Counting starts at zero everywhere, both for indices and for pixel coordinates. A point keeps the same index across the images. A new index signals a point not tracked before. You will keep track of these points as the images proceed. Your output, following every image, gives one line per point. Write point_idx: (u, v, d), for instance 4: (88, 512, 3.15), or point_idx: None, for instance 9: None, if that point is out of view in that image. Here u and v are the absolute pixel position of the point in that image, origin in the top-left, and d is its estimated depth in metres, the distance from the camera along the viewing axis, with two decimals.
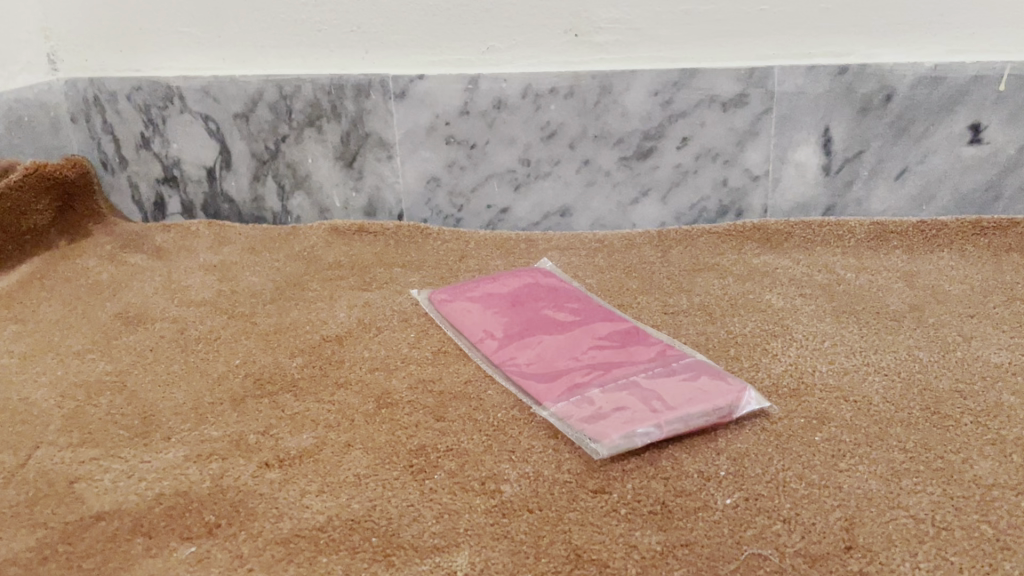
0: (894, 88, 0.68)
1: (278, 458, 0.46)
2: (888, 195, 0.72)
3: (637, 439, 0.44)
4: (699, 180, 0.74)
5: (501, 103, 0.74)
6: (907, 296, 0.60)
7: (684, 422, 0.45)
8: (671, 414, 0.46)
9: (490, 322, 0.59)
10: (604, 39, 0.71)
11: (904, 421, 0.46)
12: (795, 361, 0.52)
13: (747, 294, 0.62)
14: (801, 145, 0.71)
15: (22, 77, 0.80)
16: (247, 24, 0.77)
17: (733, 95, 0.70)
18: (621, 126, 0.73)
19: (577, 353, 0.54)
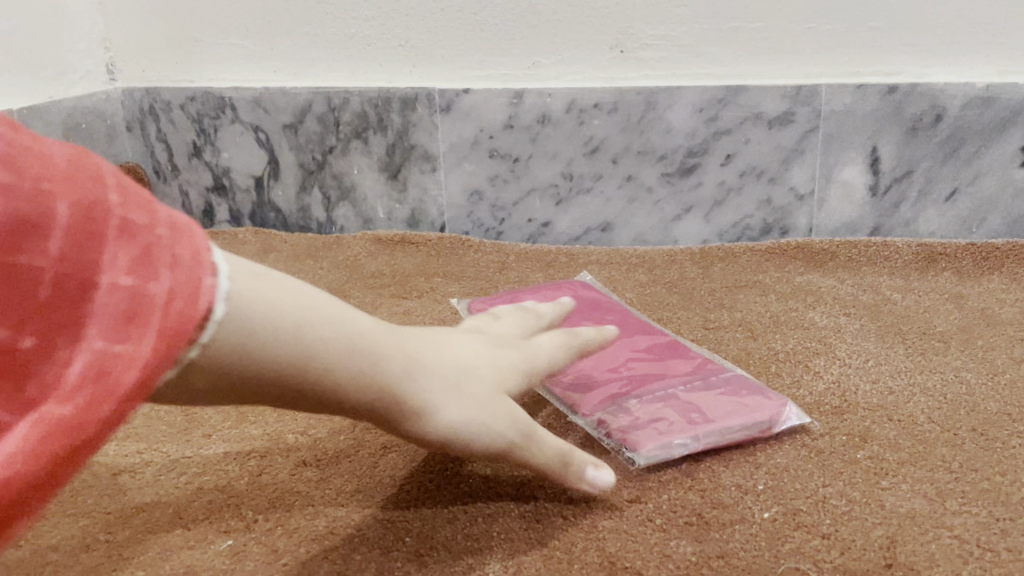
0: (945, 107, 0.67)
1: (316, 457, 0.46)
2: (936, 216, 0.71)
3: (674, 449, 0.44)
4: (743, 198, 0.74)
5: (545, 118, 0.74)
6: (955, 318, 0.59)
7: (723, 434, 0.45)
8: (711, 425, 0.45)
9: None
10: (650, 55, 0.72)
11: (950, 442, 0.44)
12: (838, 379, 0.51)
13: (790, 311, 0.61)
14: (847, 164, 0.71)
15: (81, 86, 0.82)
16: (299, 38, 0.79)
17: (780, 113, 0.70)
18: (665, 143, 0.73)
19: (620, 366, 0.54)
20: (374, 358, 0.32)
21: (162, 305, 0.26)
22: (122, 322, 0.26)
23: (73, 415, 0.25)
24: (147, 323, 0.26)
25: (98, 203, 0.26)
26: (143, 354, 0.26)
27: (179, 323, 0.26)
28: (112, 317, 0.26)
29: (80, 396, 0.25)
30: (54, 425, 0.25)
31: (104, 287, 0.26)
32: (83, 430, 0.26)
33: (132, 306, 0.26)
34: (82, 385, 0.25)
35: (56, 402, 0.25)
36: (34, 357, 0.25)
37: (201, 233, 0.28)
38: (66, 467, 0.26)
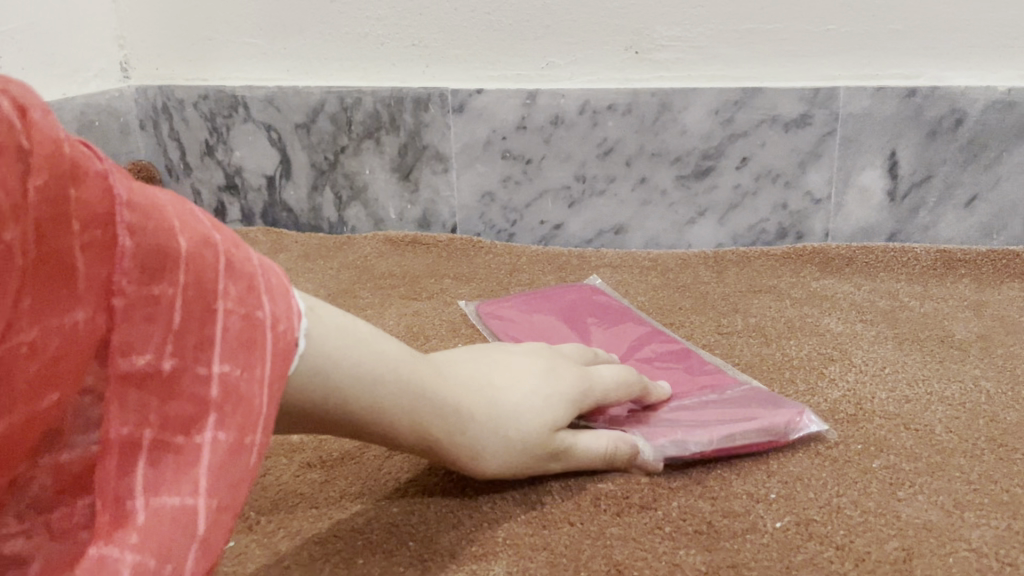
0: (965, 111, 0.66)
1: (321, 459, 0.46)
2: (956, 222, 0.70)
3: (688, 444, 0.43)
4: (758, 202, 0.73)
5: (559, 119, 0.73)
6: (975, 326, 0.58)
7: (737, 431, 0.44)
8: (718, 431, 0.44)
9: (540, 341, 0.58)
10: (665, 56, 0.71)
11: (968, 452, 0.43)
12: (853, 387, 0.50)
13: (805, 317, 0.60)
14: (864, 169, 0.70)
15: (94, 83, 0.83)
16: (313, 37, 0.78)
17: (797, 116, 0.69)
18: (680, 145, 0.72)
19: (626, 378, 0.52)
20: (428, 400, 0.34)
21: (274, 330, 0.28)
22: (250, 347, 0.27)
23: (230, 441, 0.26)
24: (269, 345, 0.27)
25: (209, 236, 0.27)
26: (271, 376, 0.27)
27: (287, 346, 0.28)
28: (244, 343, 0.26)
29: (230, 423, 0.26)
30: (217, 453, 0.25)
31: (227, 316, 0.26)
32: (241, 456, 0.26)
33: (254, 334, 0.27)
34: (233, 414, 0.26)
35: (207, 433, 0.25)
36: (181, 388, 0.25)
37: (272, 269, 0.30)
38: (233, 498, 0.26)
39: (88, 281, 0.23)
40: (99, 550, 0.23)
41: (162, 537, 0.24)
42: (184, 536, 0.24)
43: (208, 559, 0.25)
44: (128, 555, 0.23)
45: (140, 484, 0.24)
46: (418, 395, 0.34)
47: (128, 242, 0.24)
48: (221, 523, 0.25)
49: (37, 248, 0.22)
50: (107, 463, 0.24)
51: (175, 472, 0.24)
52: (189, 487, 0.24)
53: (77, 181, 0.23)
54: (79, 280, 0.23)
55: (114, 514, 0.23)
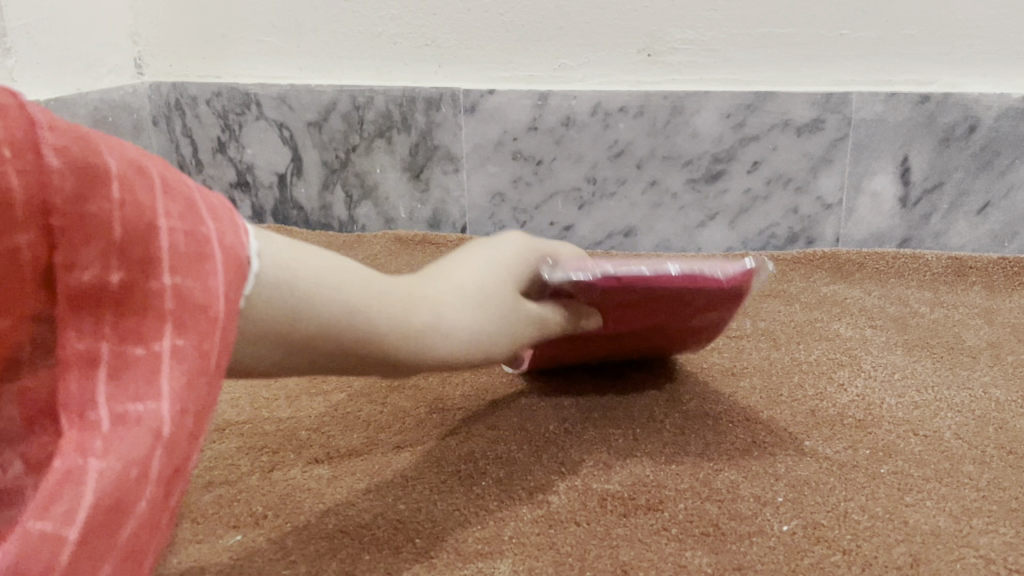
0: (979, 118, 0.65)
1: (328, 455, 0.46)
2: (968, 229, 0.69)
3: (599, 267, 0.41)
4: (769, 206, 0.72)
5: (570, 120, 0.74)
6: (985, 333, 0.57)
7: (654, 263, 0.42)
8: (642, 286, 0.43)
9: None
10: (678, 59, 0.71)
11: (977, 459, 0.43)
12: (862, 392, 0.50)
13: (814, 322, 0.60)
14: (877, 174, 0.69)
15: (109, 79, 0.83)
16: (327, 35, 0.79)
17: (809, 120, 0.69)
18: (691, 148, 0.72)
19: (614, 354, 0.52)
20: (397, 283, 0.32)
21: (222, 245, 0.26)
22: (202, 257, 0.25)
23: (190, 348, 0.25)
24: (221, 255, 0.26)
25: (140, 160, 0.26)
26: (228, 285, 0.26)
27: (241, 253, 0.27)
28: (194, 254, 0.25)
29: (189, 330, 0.25)
30: (178, 360, 0.25)
31: (172, 230, 0.25)
32: (204, 366, 0.25)
33: (203, 244, 0.26)
34: (190, 323, 0.25)
35: (165, 341, 0.24)
36: (133, 301, 0.24)
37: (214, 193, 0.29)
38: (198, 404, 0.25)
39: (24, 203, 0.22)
40: (70, 461, 0.23)
41: (130, 442, 0.23)
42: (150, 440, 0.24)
43: (176, 461, 0.25)
44: (96, 460, 0.23)
45: (102, 394, 0.24)
46: (418, 303, 0.32)
47: (56, 160, 0.23)
48: (186, 426, 0.25)
49: None
50: (68, 375, 0.23)
51: (138, 382, 0.24)
52: (150, 393, 0.24)
53: None
54: (16, 203, 0.22)
55: (80, 426, 0.23)
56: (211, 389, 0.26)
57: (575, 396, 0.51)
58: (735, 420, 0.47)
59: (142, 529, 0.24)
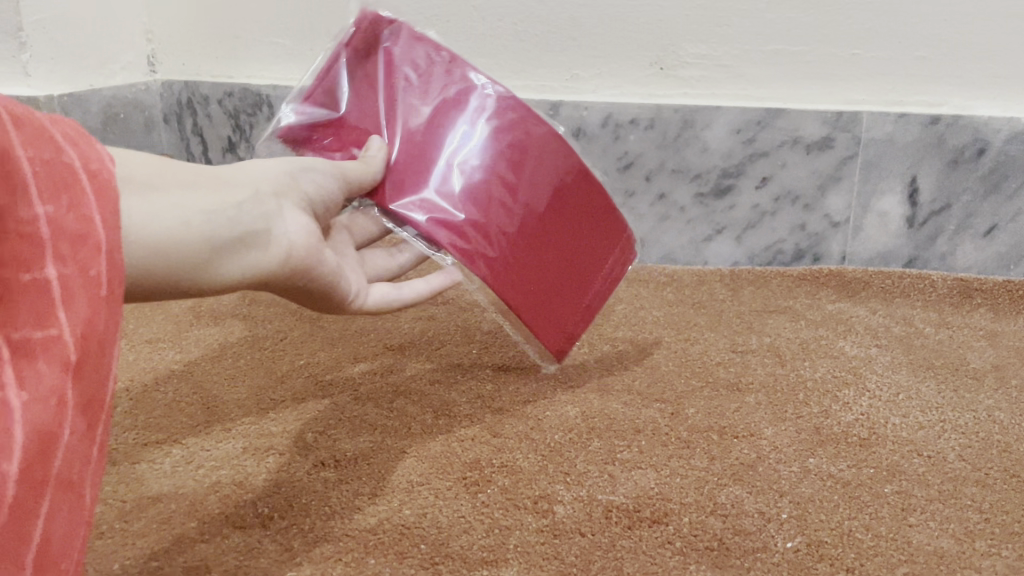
0: (987, 141, 0.65)
1: (334, 458, 0.46)
2: (974, 251, 0.69)
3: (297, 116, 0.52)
4: (777, 222, 0.73)
5: (580, 131, 0.74)
6: (990, 355, 0.57)
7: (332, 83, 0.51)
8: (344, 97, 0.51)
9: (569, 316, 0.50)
10: (690, 74, 0.71)
11: (980, 481, 0.43)
12: (867, 411, 0.50)
13: (819, 339, 0.60)
14: (884, 194, 0.69)
15: (122, 76, 0.83)
16: None
17: (818, 138, 0.69)
18: (701, 162, 0.72)
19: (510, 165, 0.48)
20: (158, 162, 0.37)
21: (87, 169, 0.29)
22: (67, 182, 0.28)
23: (71, 276, 0.28)
24: (86, 181, 0.29)
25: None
26: (100, 209, 0.29)
27: (103, 184, 0.30)
28: (59, 182, 0.28)
29: (68, 257, 0.28)
30: (63, 288, 0.27)
31: (31, 160, 0.27)
32: (91, 289, 0.28)
33: (67, 175, 0.29)
34: (71, 251, 0.28)
35: (48, 267, 0.27)
36: (7, 227, 0.27)
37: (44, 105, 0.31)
38: (98, 332, 0.28)
39: None
40: None
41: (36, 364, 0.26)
42: (53, 365, 0.27)
43: (85, 382, 0.28)
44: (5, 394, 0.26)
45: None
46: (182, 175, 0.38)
47: None
48: (91, 348, 0.28)
49: None
50: None
51: (26, 307, 0.27)
52: (48, 324, 0.27)
53: None
54: None
55: None
56: (112, 319, 0.29)
57: (581, 405, 0.51)
58: (738, 434, 0.48)
59: (73, 453, 0.27)
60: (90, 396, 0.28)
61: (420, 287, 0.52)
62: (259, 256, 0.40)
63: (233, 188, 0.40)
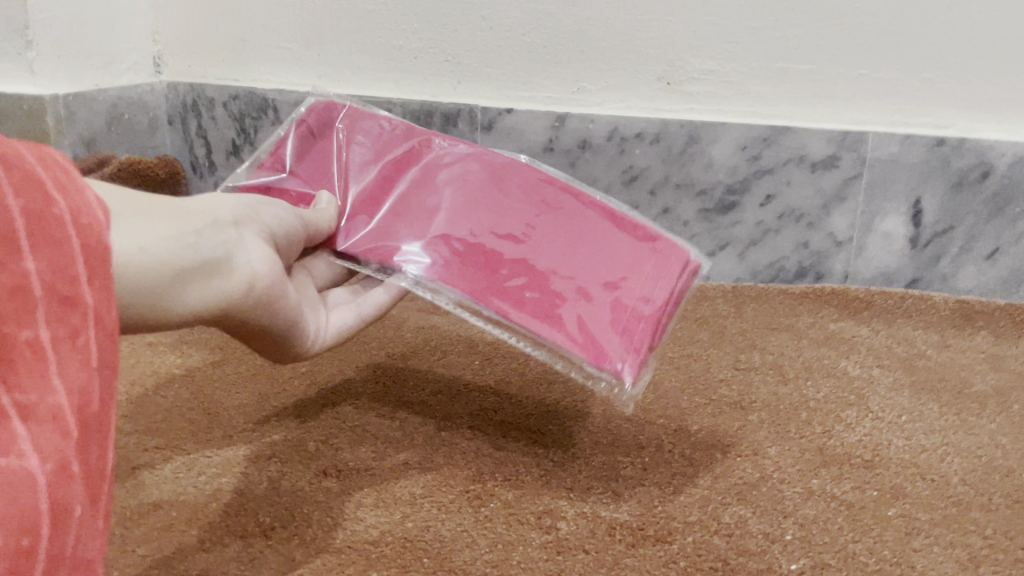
0: (992, 165, 0.66)
1: (336, 468, 0.46)
2: (976, 274, 0.69)
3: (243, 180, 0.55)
4: (780, 239, 0.73)
5: (586, 144, 0.75)
6: (992, 379, 0.57)
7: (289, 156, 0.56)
8: (288, 158, 0.56)
9: (591, 322, 0.44)
10: (696, 89, 0.72)
11: (983, 506, 0.43)
12: (870, 432, 0.50)
13: (822, 358, 0.60)
14: (889, 215, 0.69)
15: (128, 76, 0.83)
16: (348, 45, 0.80)
17: (823, 157, 0.69)
18: (706, 177, 0.72)
19: (456, 194, 0.50)
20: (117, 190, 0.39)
21: (75, 221, 0.30)
22: (58, 237, 0.29)
23: (61, 339, 0.28)
24: (73, 235, 0.29)
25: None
26: (88, 268, 0.29)
27: (96, 243, 0.30)
28: (44, 234, 0.28)
29: (57, 318, 0.28)
30: (55, 349, 0.27)
31: (18, 209, 0.28)
32: (81, 352, 0.28)
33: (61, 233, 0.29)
34: (60, 311, 0.28)
35: (39, 329, 0.27)
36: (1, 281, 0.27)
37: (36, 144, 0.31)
38: (95, 406, 0.28)
39: None
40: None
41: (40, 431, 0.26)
42: (53, 432, 0.27)
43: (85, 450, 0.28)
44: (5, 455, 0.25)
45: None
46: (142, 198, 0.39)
47: None
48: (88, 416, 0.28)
49: None
50: None
51: (26, 371, 0.26)
52: (45, 389, 0.27)
53: None
54: None
55: None
56: (106, 390, 0.29)
57: (583, 420, 0.51)
58: (742, 453, 0.47)
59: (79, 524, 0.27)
60: (91, 470, 0.28)
61: (378, 295, 0.52)
62: (218, 285, 0.41)
63: (191, 215, 0.41)
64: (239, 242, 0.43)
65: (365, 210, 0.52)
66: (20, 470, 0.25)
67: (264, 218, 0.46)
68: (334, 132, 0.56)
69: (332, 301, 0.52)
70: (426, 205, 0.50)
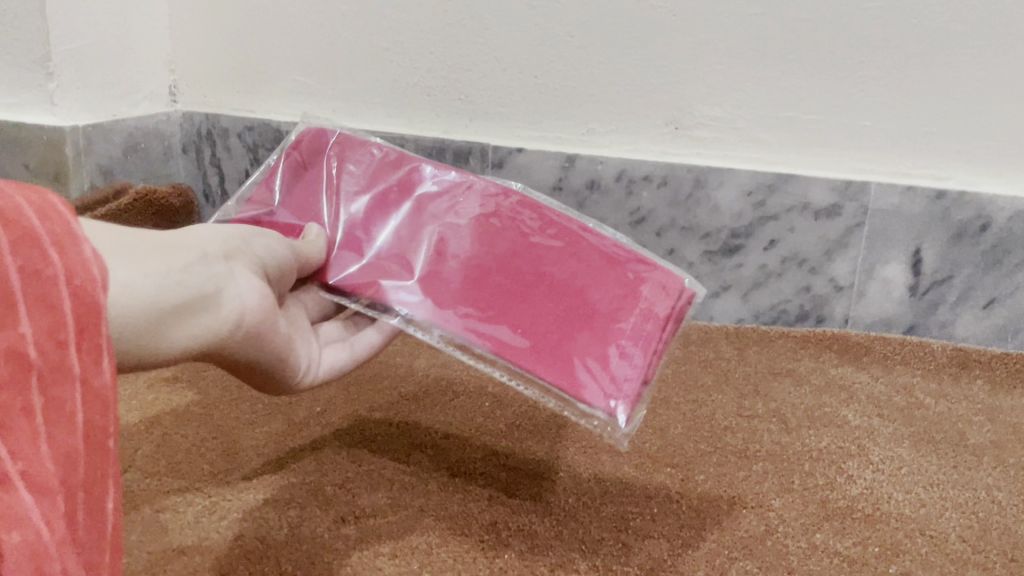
0: (991, 218, 0.67)
1: (354, 514, 0.47)
2: (973, 322, 0.71)
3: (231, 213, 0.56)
4: (783, 283, 0.74)
5: (594, 184, 0.76)
6: (988, 431, 0.59)
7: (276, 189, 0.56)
8: (277, 193, 0.56)
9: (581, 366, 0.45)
10: (704, 134, 0.73)
11: (980, 564, 0.45)
12: (871, 485, 0.51)
13: (823, 406, 0.61)
14: (889, 262, 0.71)
15: (144, 105, 0.85)
16: (362, 81, 0.82)
17: (827, 205, 0.71)
18: (711, 221, 0.74)
19: (441, 228, 0.51)
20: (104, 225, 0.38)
21: (69, 283, 0.29)
22: (51, 301, 0.29)
23: (52, 408, 0.28)
24: (67, 298, 0.29)
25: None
26: (79, 333, 0.29)
27: (88, 303, 0.30)
28: (39, 296, 0.28)
29: (48, 387, 0.28)
30: (48, 417, 0.28)
31: (13, 269, 0.28)
32: (71, 420, 0.28)
33: (54, 296, 0.29)
34: (50, 379, 0.28)
35: (33, 396, 0.27)
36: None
37: (39, 192, 0.31)
38: (82, 475, 0.29)
39: None
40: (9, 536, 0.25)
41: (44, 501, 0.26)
42: (53, 503, 0.27)
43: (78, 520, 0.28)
44: (15, 528, 0.25)
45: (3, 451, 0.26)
46: (128, 235, 0.39)
47: None
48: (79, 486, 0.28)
49: None
50: None
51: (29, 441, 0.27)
52: (41, 459, 0.27)
53: None
54: None
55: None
56: (96, 456, 0.30)
57: (592, 467, 0.53)
58: (747, 505, 0.49)
59: None
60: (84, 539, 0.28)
61: (369, 339, 0.54)
62: (204, 322, 0.41)
63: (176, 253, 0.41)
64: (227, 278, 0.43)
65: (351, 240, 0.52)
66: (31, 542, 0.26)
67: (249, 251, 0.46)
68: (322, 158, 0.56)
69: (324, 338, 0.53)
70: (415, 239, 0.51)
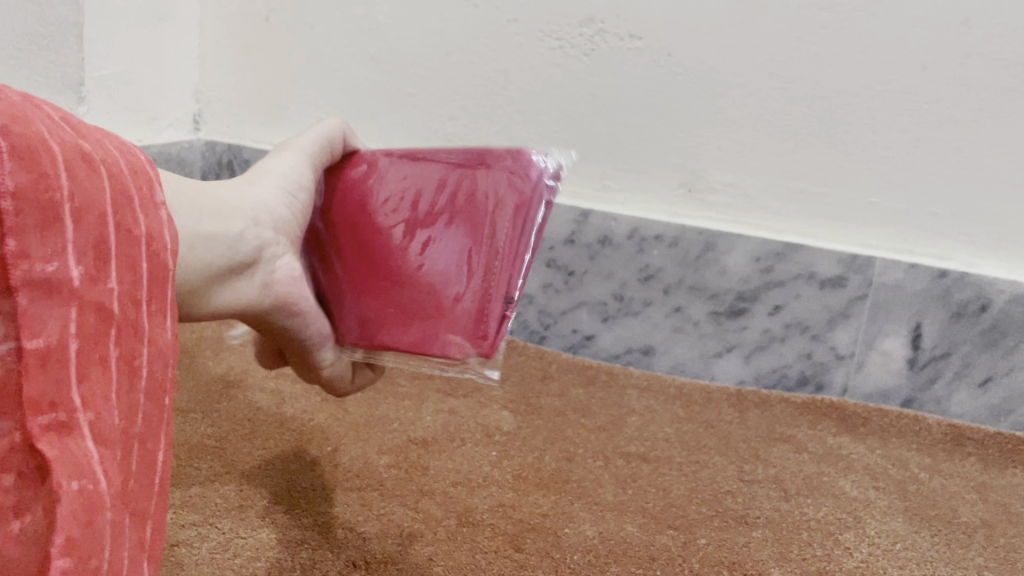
0: (990, 299, 0.69)
1: (365, 560, 0.48)
2: (967, 400, 0.73)
3: None
4: (785, 348, 0.76)
5: (606, 240, 0.78)
6: (980, 510, 0.60)
7: None
8: None
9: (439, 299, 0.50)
10: (717, 199, 0.75)
11: None
12: (867, 559, 0.53)
13: (821, 475, 0.63)
14: (890, 335, 0.73)
15: (168, 132, 0.87)
16: (385, 122, 0.84)
17: (833, 276, 0.73)
18: (719, 283, 0.76)
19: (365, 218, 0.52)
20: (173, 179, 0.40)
21: (147, 245, 0.32)
22: (133, 260, 0.31)
23: (123, 360, 0.30)
24: (146, 258, 0.31)
25: (80, 145, 0.30)
26: (148, 294, 0.32)
27: (156, 262, 0.32)
28: (126, 256, 0.30)
29: (121, 341, 0.30)
30: (119, 368, 0.30)
31: (112, 226, 0.30)
32: (134, 374, 0.30)
33: (136, 257, 0.31)
34: (125, 336, 0.30)
35: (111, 347, 0.29)
36: (89, 295, 0.28)
37: (128, 148, 0.34)
38: (137, 430, 0.31)
39: (42, 185, 0.27)
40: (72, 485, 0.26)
41: (105, 458, 0.28)
42: (112, 453, 0.28)
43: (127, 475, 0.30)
44: (77, 476, 0.27)
45: (76, 400, 0.27)
46: (192, 191, 0.40)
47: (62, 175, 0.28)
48: (129, 441, 0.30)
49: (11, 141, 0.26)
50: (38, 376, 0.26)
51: (100, 389, 0.28)
52: (108, 411, 0.29)
53: (17, 121, 0.27)
54: (32, 183, 0.27)
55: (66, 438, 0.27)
56: (154, 415, 0.32)
57: (596, 524, 0.54)
58: (747, 572, 0.50)
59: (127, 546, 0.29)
60: (132, 494, 0.30)
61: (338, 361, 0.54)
62: (247, 283, 0.43)
63: (231, 209, 0.43)
64: (274, 240, 0.45)
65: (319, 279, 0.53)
66: (88, 493, 0.27)
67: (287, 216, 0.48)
68: None
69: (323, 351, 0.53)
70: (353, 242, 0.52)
